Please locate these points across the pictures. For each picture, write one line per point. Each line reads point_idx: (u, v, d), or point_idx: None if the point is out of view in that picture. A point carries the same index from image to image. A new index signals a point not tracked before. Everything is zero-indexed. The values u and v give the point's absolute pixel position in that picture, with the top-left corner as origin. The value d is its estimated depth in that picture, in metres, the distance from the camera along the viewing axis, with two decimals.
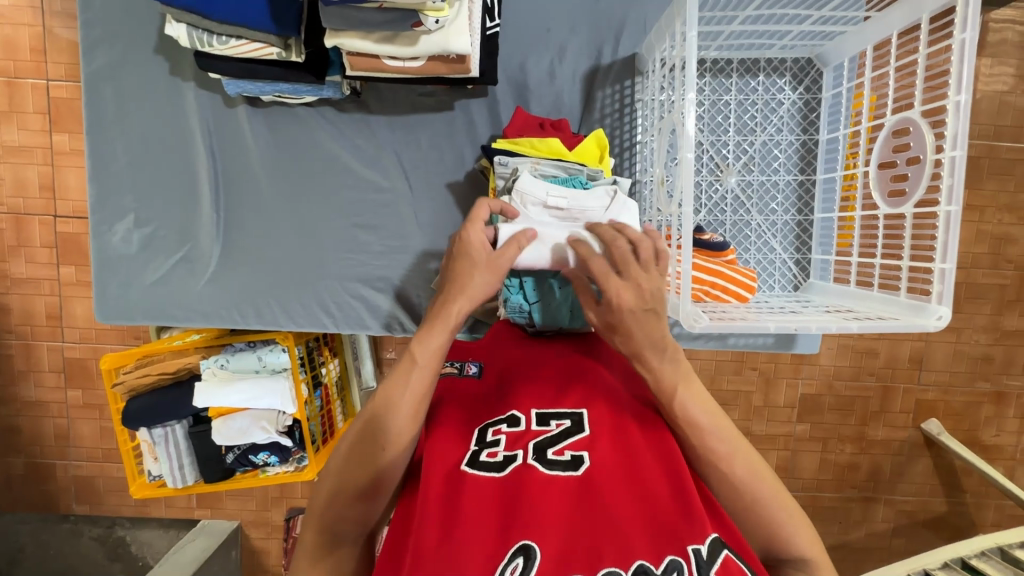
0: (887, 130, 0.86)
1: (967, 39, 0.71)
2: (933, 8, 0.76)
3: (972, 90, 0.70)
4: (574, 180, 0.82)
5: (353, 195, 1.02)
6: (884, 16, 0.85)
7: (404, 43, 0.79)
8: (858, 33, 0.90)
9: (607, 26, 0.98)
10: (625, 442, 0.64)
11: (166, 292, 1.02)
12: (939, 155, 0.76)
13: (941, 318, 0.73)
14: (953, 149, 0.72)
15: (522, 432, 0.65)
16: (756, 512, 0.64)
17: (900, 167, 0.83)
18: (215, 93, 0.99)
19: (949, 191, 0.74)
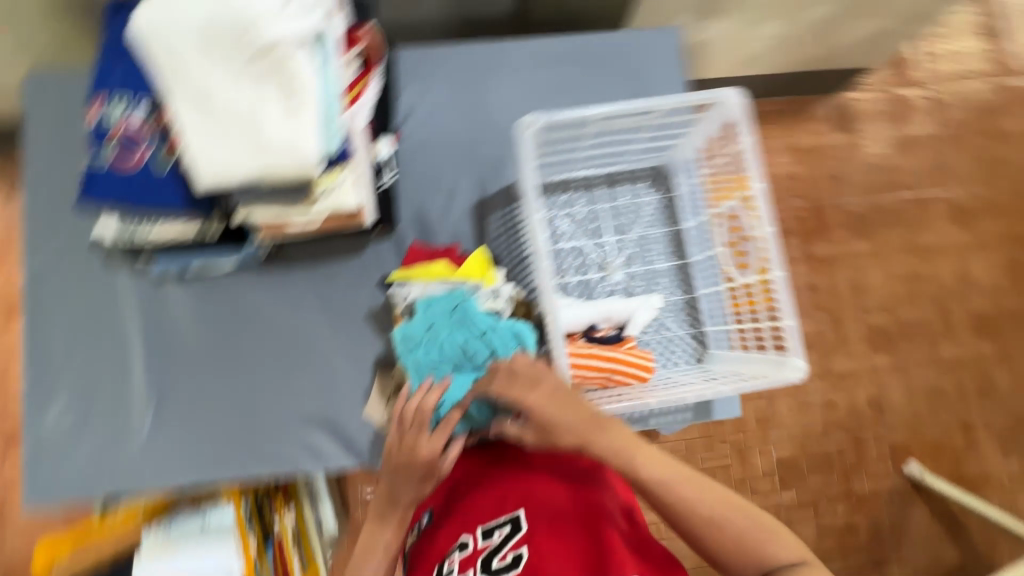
0: (722, 217, 1.06)
1: (749, 141, 0.95)
2: (723, 121, 1.00)
3: (762, 177, 0.93)
4: (455, 293, 0.94)
5: (279, 342, 1.09)
6: (697, 127, 1.04)
7: (303, 207, 0.91)
8: (683, 145, 1.10)
9: (486, 165, 1.17)
10: (558, 534, 0.79)
11: (98, 466, 1.04)
12: (760, 231, 0.97)
13: (797, 368, 0.87)
14: (765, 227, 0.95)
15: (471, 552, 0.82)
16: (730, 534, 0.73)
17: (738, 243, 1.03)
18: (143, 273, 1.08)
19: (774, 258, 0.94)
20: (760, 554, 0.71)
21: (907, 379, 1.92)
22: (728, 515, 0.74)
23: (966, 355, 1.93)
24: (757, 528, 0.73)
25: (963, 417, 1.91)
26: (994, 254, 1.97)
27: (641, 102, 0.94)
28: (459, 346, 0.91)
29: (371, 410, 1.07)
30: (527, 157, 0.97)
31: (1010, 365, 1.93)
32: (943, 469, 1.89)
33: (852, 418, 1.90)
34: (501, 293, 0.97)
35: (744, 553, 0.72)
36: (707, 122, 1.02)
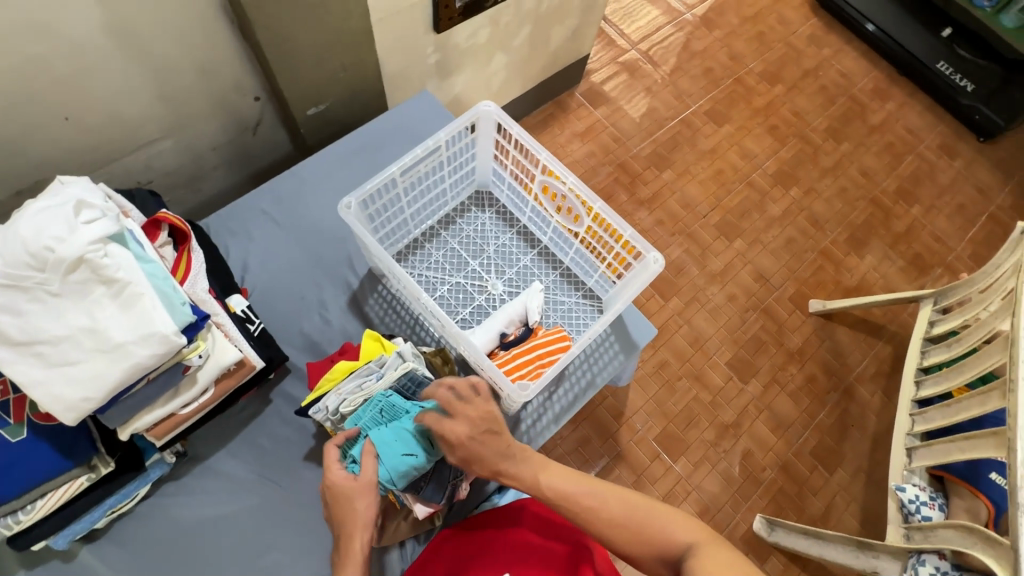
0: (541, 194, 1.22)
1: (520, 131, 1.13)
2: (493, 128, 1.19)
3: (544, 148, 1.11)
4: (375, 399, 0.95)
5: (233, 535, 1.01)
6: (480, 145, 1.23)
7: (186, 388, 0.91)
8: (481, 163, 1.28)
9: (339, 266, 1.24)
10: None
11: None
12: (570, 185, 1.13)
13: (657, 259, 1.04)
14: (569, 179, 1.11)
15: None
16: (632, 530, 0.82)
17: (565, 204, 1.19)
18: (49, 561, 0.96)
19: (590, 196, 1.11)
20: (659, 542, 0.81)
21: (764, 247, 2.26)
22: (628, 513, 0.83)
23: (787, 206, 2.33)
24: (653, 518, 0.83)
25: (818, 249, 2.27)
26: (753, 130, 2.45)
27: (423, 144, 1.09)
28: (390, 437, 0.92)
29: None
30: (362, 230, 1.04)
31: (818, 194, 2.36)
32: (834, 293, 2.22)
33: (751, 298, 2.18)
34: (405, 353, 1.01)
35: (649, 541, 0.81)
36: (484, 136, 1.21)
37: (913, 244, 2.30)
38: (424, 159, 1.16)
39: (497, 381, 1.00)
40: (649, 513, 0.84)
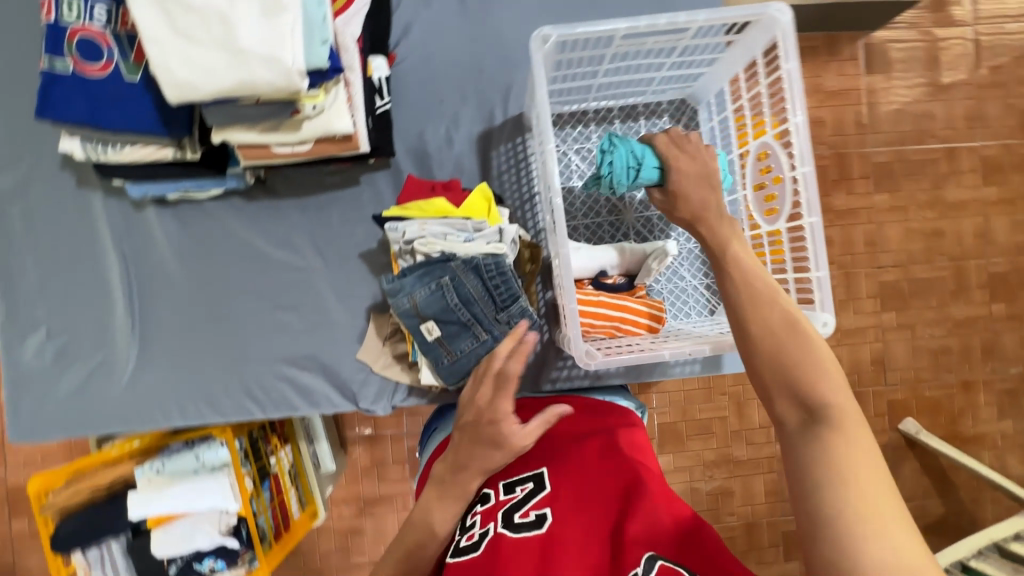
0: (752, 156, 0.91)
1: (791, 68, 0.78)
2: (762, 45, 0.84)
3: (804, 111, 0.77)
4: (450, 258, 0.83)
5: (268, 279, 1.03)
6: (727, 55, 0.91)
7: (287, 130, 0.83)
8: (712, 74, 0.96)
9: (493, 92, 1.05)
10: (580, 501, 0.70)
11: (85, 401, 0.99)
12: (794, 173, 0.81)
13: (827, 324, 0.76)
14: (802, 167, 0.78)
15: (493, 505, 0.75)
16: (782, 362, 0.59)
17: (769, 187, 0.87)
18: (123, 199, 1.01)
19: (809, 203, 0.78)
20: (803, 390, 0.57)
21: (918, 341, 1.59)
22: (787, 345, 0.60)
23: (976, 313, 1.60)
24: (819, 366, 0.58)
25: (966, 380, 1.59)
26: (1014, 211, 1.60)
27: (672, 17, 0.77)
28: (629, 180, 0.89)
29: (365, 354, 1.02)
30: (541, 78, 0.79)
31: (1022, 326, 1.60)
32: (941, 428, 1.60)
33: (850, 375, 1.58)
34: (506, 234, 0.85)
35: (789, 382, 0.58)
36: (739, 48, 0.88)
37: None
38: (656, 32, 0.85)
39: (569, 331, 0.87)
40: (819, 362, 0.59)
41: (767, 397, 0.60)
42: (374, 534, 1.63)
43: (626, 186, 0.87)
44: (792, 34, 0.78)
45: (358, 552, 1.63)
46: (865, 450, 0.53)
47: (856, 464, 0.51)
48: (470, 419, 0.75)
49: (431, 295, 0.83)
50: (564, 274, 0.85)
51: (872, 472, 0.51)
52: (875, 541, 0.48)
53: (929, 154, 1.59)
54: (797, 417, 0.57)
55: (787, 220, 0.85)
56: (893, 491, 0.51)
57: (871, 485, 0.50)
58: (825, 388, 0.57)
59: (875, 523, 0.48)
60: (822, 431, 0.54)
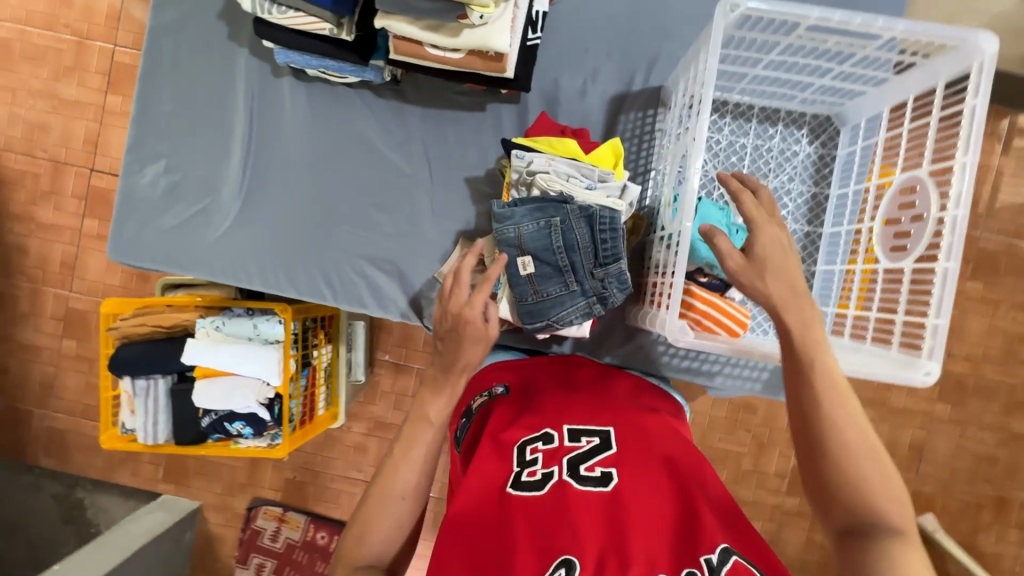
0: (894, 188, 0.87)
1: (978, 105, 0.73)
2: (949, 74, 0.79)
3: (979, 151, 0.72)
4: (571, 200, 0.83)
5: (374, 177, 1.05)
6: (901, 80, 0.87)
7: (447, 34, 0.84)
8: (875, 95, 0.92)
9: (640, 57, 1.03)
10: (647, 468, 0.65)
11: (180, 240, 1.04)
12: (943, 214, 0.77)
13: (928, 373, 0.74)
14: (955, 209, 0.74)
15: (556, 448, 0.69)
16: (844, 477, 0.61)
17: (905, 224, 0.84)
18: (264, 63, 1.04)
19: (948, 248, 0.75)
20: (856, 494, 0.60)
21: (965, 441, 1.51)
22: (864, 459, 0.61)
23: None
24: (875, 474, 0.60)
25: (1003, 497, 1.51)
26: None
27: (872, 19, 0.72)
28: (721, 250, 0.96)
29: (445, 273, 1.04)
30: (716, 47, 0.75)
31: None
32: (959, 534, 1.52)
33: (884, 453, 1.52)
34: (627, 193, 0.86)
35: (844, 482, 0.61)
36: (920, 73, 0.83)
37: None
38: (843, 34, 0.81)
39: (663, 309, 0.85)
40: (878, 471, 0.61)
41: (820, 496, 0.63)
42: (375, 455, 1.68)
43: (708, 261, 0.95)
44: (991, 69, 0.73)
45: (355, 467, 1.70)
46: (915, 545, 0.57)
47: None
48: (448, 323, 0.78)
49: (537, 231, 0.83)
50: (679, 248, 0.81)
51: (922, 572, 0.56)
52: None
53: None
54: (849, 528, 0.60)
55: (914, 260, 0.81)
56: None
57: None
58: (889, 508, 0.59)
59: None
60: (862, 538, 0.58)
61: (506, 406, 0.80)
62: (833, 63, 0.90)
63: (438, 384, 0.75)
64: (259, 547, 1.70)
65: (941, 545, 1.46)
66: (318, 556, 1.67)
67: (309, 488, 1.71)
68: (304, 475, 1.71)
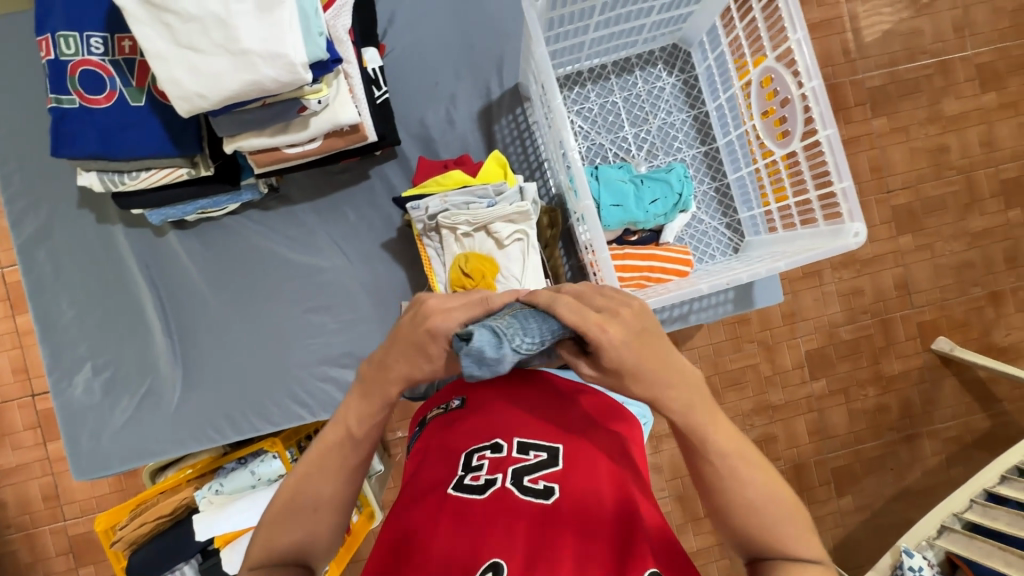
0: (755, 84, 0.91)
1: None
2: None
3: (804, 25, 0.76)
4: (480, 219, 0.85)
5: (298, 285, 1.04)
6: None
7: (297, 130, 0.84)
8: (702, 10, 0.96)
9: (487, 66, 1.06)
10: (590, 493, 0.58)
11: (139, 429, 1.01)
12: (802, 90, 0.81)
13: (858, 233, 0.76)
14: (810, 81, 0.78)
15: (503, 458, 0.63)
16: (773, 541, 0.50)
17: (777, 111, 0.87)
18: (143, 228, 1.03)
19: (822, 117, 0.79)
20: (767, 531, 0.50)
21: (939, 258, 1.58)
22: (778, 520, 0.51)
23: (993, 224, 1.58)
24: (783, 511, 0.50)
25: (994, 290, 1.58)
26: (1016, 114, 1.58)
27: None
28: (648, 203, 0.96)
29: None
30: (538, 35, 0.79)
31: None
32: (974, 341, 1.59)
33: (876, 303, 1.57)
34: (526, 193, 0.88)
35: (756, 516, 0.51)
36: None
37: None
38: None
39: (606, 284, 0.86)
40: (770, 502, 0.51)
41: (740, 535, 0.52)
42: None
43: (642, 217, 0.96)
44: None
45: None
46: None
47: None
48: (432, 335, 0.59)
49: None
50: (592, 224, 0.83)
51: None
52: None
53: (921, 70, 1.57)
54: None
55: (800, 139, 0.85)
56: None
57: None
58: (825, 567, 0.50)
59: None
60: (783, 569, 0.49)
61: (456, 420, 0.69)
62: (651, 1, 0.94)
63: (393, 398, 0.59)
64: None
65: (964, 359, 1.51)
66: None
67: None
68: None
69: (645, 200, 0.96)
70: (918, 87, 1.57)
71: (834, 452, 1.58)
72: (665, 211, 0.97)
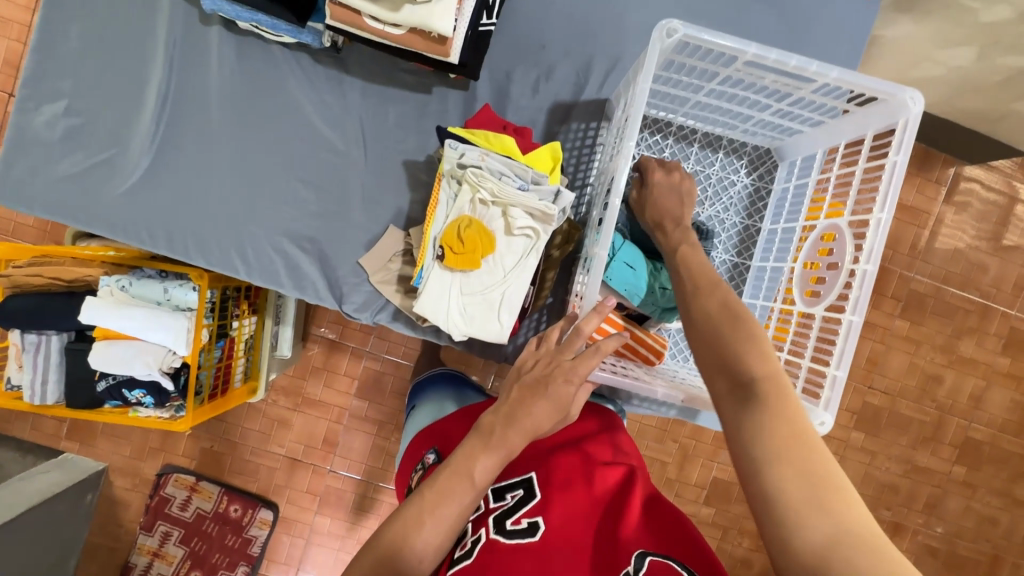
0: (816, 232, 0.89)
1: (899, 161, 0.76)
2: (878, 127, 0.81)
3: (892, 210, 0.75)
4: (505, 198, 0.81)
5: (304, 150, 0.98)
6: (835, 124, 0.88)
7: (386, 7, 0.78)
8: (810, 135, 0.93)
9: (597, 60, 0.99)
10: (569, 509, 0.67)
11: (77, 190, 0.94)
12: (854, 266, 0.79)
13: (823, 423, 0.75)
14: (866, 264, 0.77)
15: (483, 512, 0.70)
16: (716, 336, 0.60)
17: (821, 270, 0.86)
18: (192, 7, 0.95)
19: (856, 301, 0.77)
20: (736, 364, 0.57)
21: (873, 469, 1.58)
22: (738, 330, 0.60)
23: (937, 467, 1.59)
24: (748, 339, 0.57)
25: (899, 523, 1.59)
26: (1015, 389, 1.58)
27: (804, 63, 0.76)
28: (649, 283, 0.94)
29: (368, 260, 0.98)
30: (650, 69, 0.76)
31: (970, 496, 1.60)
32: None
33: None
34: (561, 198, 0.83)
35: (724, 361, 0.58)
36: (852, 121, 0.85)
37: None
38: (780, 72, 0.83)
39: None
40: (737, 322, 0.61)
41: (705, 381, 0.60)
42: (299, 431, 1.62)
43: (642, 295, 0.94)
44: (914, 127, 0.76)
45: (275, 442, 1.63)
46: (797, 427, 0.51)
47: (778, 439, 0.50)
48: (537, 374, 0.69)
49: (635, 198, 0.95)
50: (594, 269, 0.80)
51: (801, 451, 0.49)
52: (803, 499, 0.47)
53: (964, 302, 1.56)
54: (732, 391, 0.56)
55: (825, 307, 0.84)
56: (835, 487, 0.47)
57: (804, 468, 0.48)
58: (764, 362, 0.56)
59: (805, 476, 0.48)
60: (750, 407, 0.53)
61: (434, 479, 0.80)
62: (771, 100, 0.91)
63: (489, 437, 0.65)
64: (166, 515, 1.62)
65: None
66: (228, 530, 1.61)
67: (227, 459, 1.64)
68: (222, 445, 1.64)
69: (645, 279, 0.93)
70: (953, 315, 1.56)
71: None
72: (663, 304, 0.95)
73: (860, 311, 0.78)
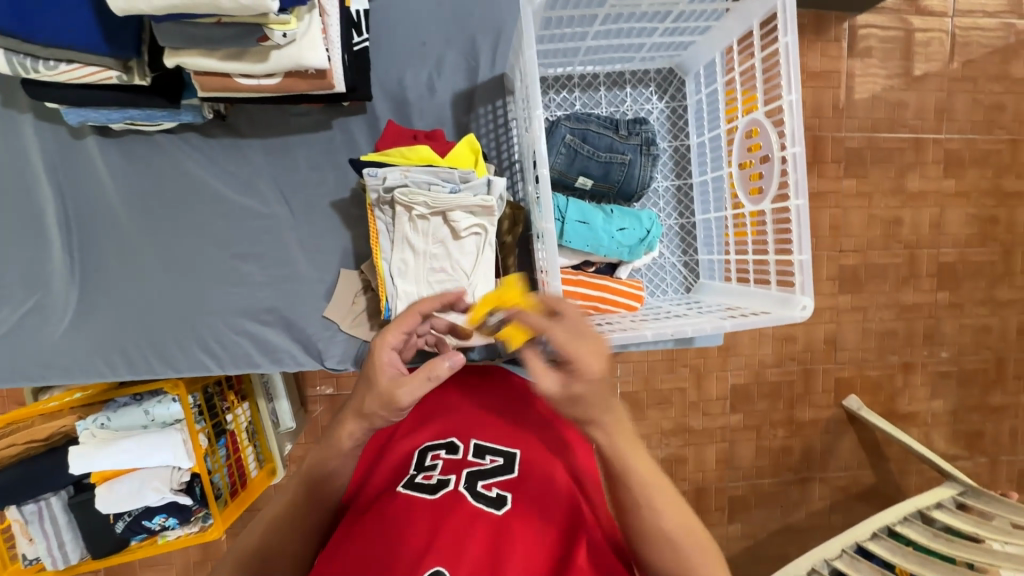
0: (740, 132, 0.91)
1: (789, 42, 0.77)
2: (760, 16, 0.82)
3: (799, 89, 0.76)
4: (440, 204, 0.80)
5: (229, 226, 0.95)
6: (722, 23, 0.89)
7: (253, 60, 0.75)
8: (704, 42, 0.95)
9: (479, 40, 0.98)
10: (538, 498, 0.67)
11: (15, 350, 0.90)
12: (783, 152, 0.81)
13: (805, 308, 0.78)
14: (792, 146, 0.79)
15: (459, 461, 0.71)
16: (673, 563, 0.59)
17: (756, 166, 0.88)
18: (58, 125, 0.90)
19: (796, 185, 0.80)
20: None
21: (869, 323, 1.64)
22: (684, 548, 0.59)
23: (923, 300, 1.66)
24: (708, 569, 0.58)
25: (907, 361, 1.67)
26: (968, 205, 1.65)
27: None
28: (609, 226, 0.94)
29: (333, 310, 0.96)
30: (532, 34, 0.75)
31: (961, 314, 1.68)
32: (879, 405, 1.67)
33: (802, 354, 1.62)
34: (494, 187, 0.82)
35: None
36: (735, 17, 0.86)
37: (981, 421, 1.71)
38: None
39: None
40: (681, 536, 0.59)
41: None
42: None
43: (608, 238, 0.94)
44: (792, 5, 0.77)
45: None
46: None
47: None
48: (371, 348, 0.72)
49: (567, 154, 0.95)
50: (547, 240, 0.81)
51: None
52: None
53: (898, 142, 1.61)
54: None
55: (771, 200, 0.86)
56: None
57: None
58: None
59: None
60: None
61: (415, 414, 0.80)
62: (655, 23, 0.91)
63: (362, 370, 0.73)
64: None
65: (867, 420, 1.58)
66: None
67: None
68: None
69: (604, 224, 0.94)
70: (891, 158, 1.61)
71: (734, 482, 1.62)
72: (631, 242, 0.96)
73: (803, 193, 0.80)
